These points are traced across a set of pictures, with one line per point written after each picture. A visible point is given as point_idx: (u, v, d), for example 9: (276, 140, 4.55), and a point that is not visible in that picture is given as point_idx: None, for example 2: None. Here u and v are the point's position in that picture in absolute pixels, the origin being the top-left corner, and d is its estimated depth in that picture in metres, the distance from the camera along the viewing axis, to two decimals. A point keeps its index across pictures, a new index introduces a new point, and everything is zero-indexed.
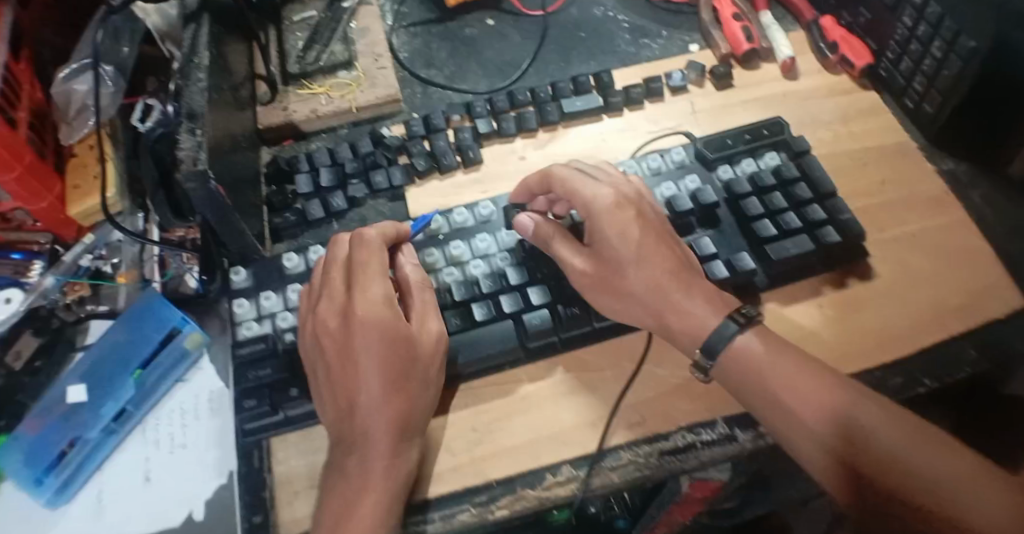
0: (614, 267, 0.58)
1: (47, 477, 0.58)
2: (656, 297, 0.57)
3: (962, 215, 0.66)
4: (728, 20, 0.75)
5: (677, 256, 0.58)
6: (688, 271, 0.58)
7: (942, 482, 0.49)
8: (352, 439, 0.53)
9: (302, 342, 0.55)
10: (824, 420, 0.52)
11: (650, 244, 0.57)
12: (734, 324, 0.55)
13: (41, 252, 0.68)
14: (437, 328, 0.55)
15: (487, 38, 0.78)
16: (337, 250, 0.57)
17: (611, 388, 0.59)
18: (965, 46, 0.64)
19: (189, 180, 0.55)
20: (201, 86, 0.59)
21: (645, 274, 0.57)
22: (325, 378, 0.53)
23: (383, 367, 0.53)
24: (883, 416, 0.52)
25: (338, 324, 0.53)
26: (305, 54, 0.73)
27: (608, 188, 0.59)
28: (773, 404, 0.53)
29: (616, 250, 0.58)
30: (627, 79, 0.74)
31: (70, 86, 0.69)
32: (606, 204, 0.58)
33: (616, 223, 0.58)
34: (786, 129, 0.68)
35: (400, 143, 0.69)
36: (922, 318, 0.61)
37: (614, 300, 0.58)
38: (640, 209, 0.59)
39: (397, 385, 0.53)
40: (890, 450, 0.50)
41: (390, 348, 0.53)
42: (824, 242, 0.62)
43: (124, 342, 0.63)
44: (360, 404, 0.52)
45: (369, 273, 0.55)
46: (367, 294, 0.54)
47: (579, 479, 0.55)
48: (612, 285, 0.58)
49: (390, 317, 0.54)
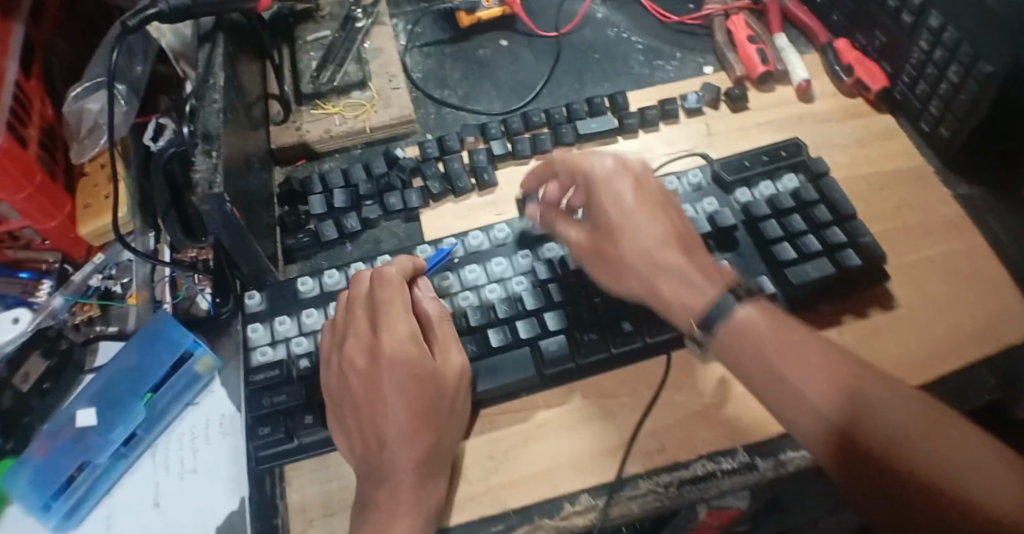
0: (608, 237, 0.57)
1: (55, 501, 0.57)
2: (647, 266, 0.55)
3: (979, 240, 0.66)
4: (743, 43, 0.75)
5: (678, 228, 0.57)
6: (688, 247, 0.56)
7: (961, 470, 0.45)
8: (378, 474, 0.52)
9: (325, 379, 0.55)
10: (834, 405, 0.48)
11: (649, 213, 0.57)
12: (732, 296, 0.53)
13: (50, 271, 0.67)
14: (460, 362, 0.55)
15: (501, 59, 0.78)
16: (359, 286, 0.57)
17: (629, 414, 0.58)
18: (982, 70, 0.64)
19: (204, 202, 0.54)
20: (217, 107, 0.59)
21: (636, 241, 0.56)
22: (353, 416, 0.53)
23: (412, 404, 0.53)
24: (898, 400, 0.48)
25: (366, 363, 0.54)
26: (319, 74, 0.73)
27: (610, 158, 0.59)
28: (781, 390, 0.50)
29: (609, 219, 0.57)
30: (642, 101, 0.73)
31: (84, 105, 0.67)
32: (606, 174, 0.58)
33: (612, 190, 0.57)
34: (804, 151, 0.68)
35: (414, 165, 0.68)
36: (942, 344, 0.61)
37: (612, 272, 0.57)
38: (640, 179, 0.58)
39: (426, 420, 0.53)
40: (905, 436, 0.46)
41: (419, 384, 0.53)
42: (845, 266, 0.61)
43: (136, 365, 0.62)
44: (389, 440, 0.52)
45: (394, 309, 0.55)
46: (394, 332, 0.54)
47: (598, 508, 0.54)
48: (607, 256, 0.57)
49: (417, 354, 0.54)
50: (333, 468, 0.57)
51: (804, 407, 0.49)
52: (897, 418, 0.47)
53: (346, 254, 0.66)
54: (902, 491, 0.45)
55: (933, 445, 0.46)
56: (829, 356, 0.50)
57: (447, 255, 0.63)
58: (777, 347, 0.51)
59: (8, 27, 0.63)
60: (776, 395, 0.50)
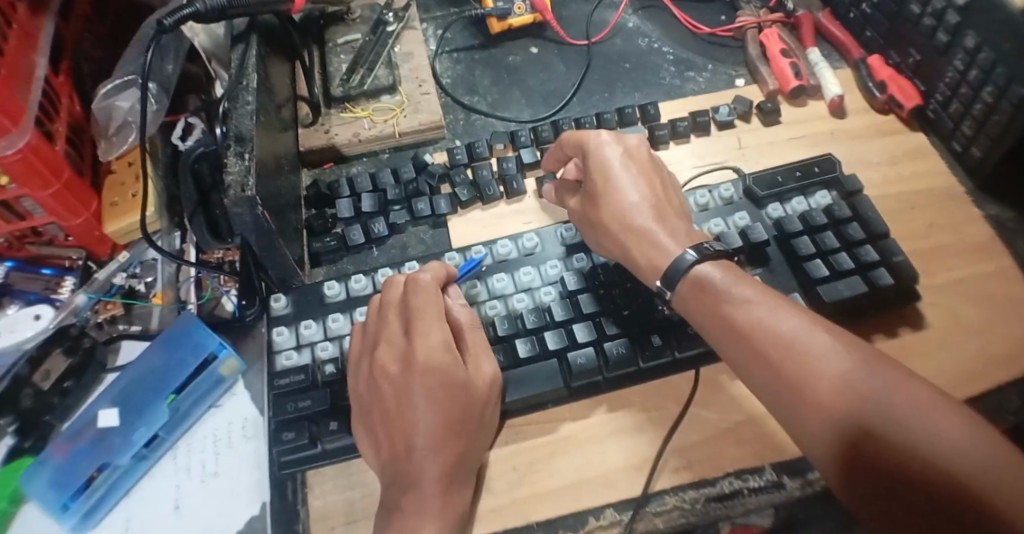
0: (594, 201, 0.60)
1: (74, 502, 0.57)
2: (623, 228, 0.58)
3: (1011, 263, 0.65)
4: (776, 57, 0.74)
5: (661, 196, 0.59)
6: (664, 212, 0.58)
7: (960, 452, 0.42)
8: (403, 480, 0.51)
9: (353, 382, 0.55)
10: (827, 388, 0.46)
11: (633, 182, 0.59)
12: (694, 254, 0.54)
13: (73, 268, 0.66)
14: (491, 371, 0.55)
15: (531, 66, 0.78)
16: (391, 291, 0.57)
17: (656, 430, 0.57)
18: (1017, 93, 0.63)
19: (236, 205, 0.54)
20: (250, 109, 0.59)
21: (615, 203, 0.59)
22: (382, 422, 0.53)
23: (442, 412, 0.52)
24: (897, 381, 0.45)
25: (398, 370, 0.53)
26: (350, 77, 0.72)
27: (605, 132, 0.62)
28: (773, 374, 0.48)
29: (594, 183, 0.60)
30: (672, 112, 0.73)
31: (113, 103, 0.67)
32: (600, 146, 0.61)
33: (601, 157, 0.61)
34: (838, 167, 0.67)
35: (443, 171, 0.68)
36: (974, 367, 0.60)
37: (596, 236, 0.60)
38: (630, 151, 0.61)
39: (455, 430, 0.52)
40: (899, 419, 0.44)
41: (450, 392, 0.52)
42: (877, 285, 0.60)
43: (159, 366, 0.62)
44: (416, 447, 0.51)
45: (429, 316, 0.54)
46: (427, 338, 0.54)
47: (622, 523, 0.53)
48: (594, 220, 0.60)
49: (450, 362, 0.53)
50: (356, 475, 0.56)
51: (796, 392, 0.47)
52: (892, 400, 0.44)
53: (373, 259, 0.65)
54: (897, 479, 0.42)
55: (931, 427, 0.43)
56: (821, 336, 0.48)
57: (477, 264, 0.62)
58: (765, 326, 0.49)
59: (38, 23, 0.63)
60: (770, 380, 0.48)
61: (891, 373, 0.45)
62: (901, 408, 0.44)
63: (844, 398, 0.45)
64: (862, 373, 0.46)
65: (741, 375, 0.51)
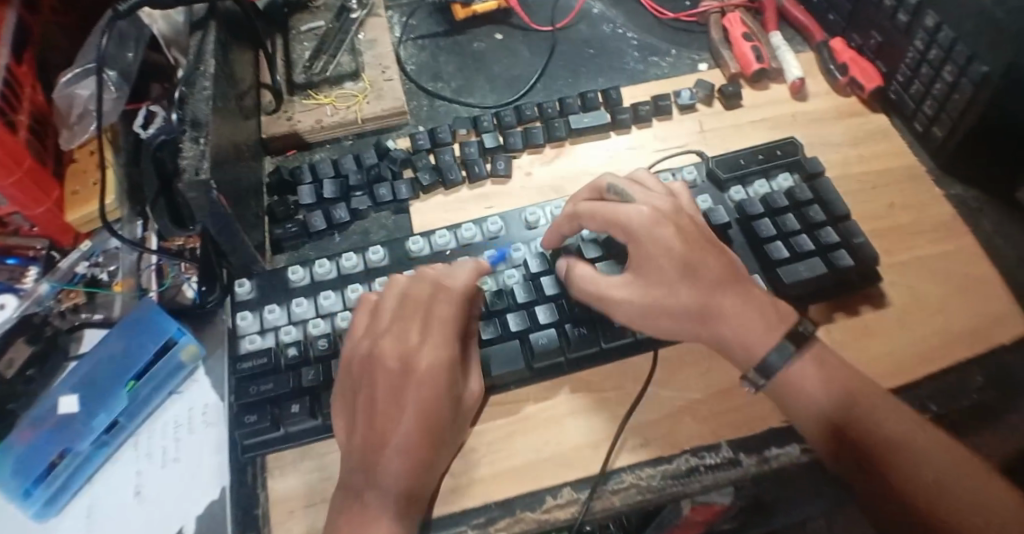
0: (665, 289, 0.54)
1: (37, 488, 0.57)
2: (705, 310, 0.53)
3: (971, 241, 0.65)
4: (738, 41, 0.75)
5: (728, 265, 0.55)
6: (742, 282, 0.55)
7: (959, 491, 0.48)
8: (370, 470, 0.51)
9: (346, 359, 0.55)
10: (852, 401, 0.51)
11: (695, 257, 0.54)
12: (790, 345, 0.53)
13: (37, 258, 0.66)
14: (479, 388, 0.56)
15: (495, 52, 0.78)
16: (416, 287, 0.56)
17: (616, 409, 0.57)
18: (978, 71, 0.64)
19: (190, 189, 0.54)
20: (207, 94, 0.58)
21: (693, 290, 0.53)
22: (365, 411, 0.53)
23: (426, 419, 0.52)
24: (925, 430, 0.50)
25: (398, 367, 0.53)
26: (312, 64, 0.73)
27: (645, 207, 0.56)
28: (812, 385, 0.52)
29: (663, 272, 0.54)
30: (635, 97, 0.73)
31: (74, 91, 0.67)
32: (645, 225, 0.55)
33: (658, 241, 0.54)
34: (800, 149, 0.68)
35: (405, 157, 0.68)
36: (932, 343, 0.60)
37: (670, 322, 0.55)
38: (679, 223, 0.55)
39: (433, 439, 0.52)
40: (898, 436, 0.50)
41: (440, 403, 0.53)
42: (837, 266, 0.61)
43: (120, 351, 0.62)
44: (390, 443, 0.51)
45: (445, 329, 0.55)
46: (432, 342, 0.54)
47: (580, 501, 0.54)
48: (665, 310, 0.54)
49: (448, 372, 0.53)
50: (315, 459, 0.56)
51: (825, 397, 0.51)
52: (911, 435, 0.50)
53: (335, 245, 0.65)
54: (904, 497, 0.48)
55: (921, 444, 0.50)
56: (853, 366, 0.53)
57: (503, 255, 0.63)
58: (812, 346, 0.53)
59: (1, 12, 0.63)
60: (788, 394, 0.52)
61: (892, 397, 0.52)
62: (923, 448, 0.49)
63: (869, 415, 0.50)
64: (868, 396, 0.51)
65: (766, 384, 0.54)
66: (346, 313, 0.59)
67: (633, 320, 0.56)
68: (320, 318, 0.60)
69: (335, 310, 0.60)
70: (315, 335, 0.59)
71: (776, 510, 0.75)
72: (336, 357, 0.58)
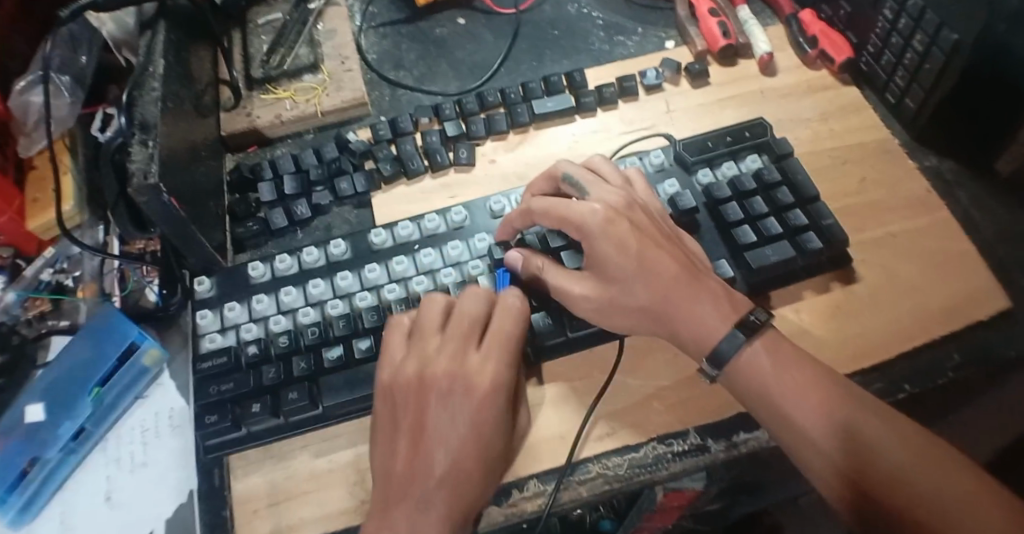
0: (619, 288, 0.54)
1: (11, 495, 0.56)
2: (660, 304, 0.53)
3: (946, 216, 0.64)
4: (704, 16, 0.73)
5: (683, 259, 0.54)
6: (698, 275, 0.54)
7: (933, 481, 0.46)
8: (408, 502, 0.48)
9: (388, 380, 0.53)
10: (817, 400, 0.49)
11: (649, 253, 0.53)
12: (741, 334, 0.51)
13: (2, 267, 0.65)
14: (525, 419, 0.55)
15: (458, 38, 0.77)
16: (471, 305, 0.54)
17: (582, 398, 0.57)
18: (948, 39, 0.62)
19: (140, 194, 0.53)
20: (155, 96, 0.57)
21: (647, 284, 0.53)
22: (411, 435, 0.50)
23: (477, 444, 0.50)
24: (888, 421, 0.49)
25: (451, 386, 0.51)
26: (269, 57, 0.71)
27: (599, 204, 0.55)
28: (782, 383, 0.50)
29: (616, 270, 0.53)
30: (601, 78, 0.72)
31: (28, 98, 0.66)
32: (596, 223, 0.54)
33: (613, 239, 0.53)
34: (769, 131, 0.66)
35: (365, 148, 0.67)
36: (905, 323, 0.59)
37: (626, 318, 0.55)
38: (635, 221, 0.54)
39: (480, 471, 0.50)
40: (854, 426, 0.48)
41: (493, 427, 0.51)
42: (806, 249, 0.60)
43: (83, 359, 0.61)
44: (436, 471, 0.49)
45: (503, 345, 0.53)
46: (494, 356, 0.52)
47: (547, 493, 0.53)
48: (620, 305, 0.54)
49: (508, 389, 0.52)
50: (279, 458, 0.55)
51: (794, 398, 0.50)
52: (874, 426, 0.48)
53: (297, 241, 0.64)
54: (880, 496, 0.46)
55: (883, 433, 0.48)
56: (814, 364, 0.52)
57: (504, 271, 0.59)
58: (775, 343, 0.52)
59: None
60: (745, 384, 0.51)
61: (849, 387, 0.51)
62: (888, 440, 0.48)
63: (832, 411, 0.49)
64: (828, 385, 0.50)
65: (729, 383, 0.53)
66: (309, 309, 0.58)
67: (588, 314, 0.56)
68: (282, 314, 0.59)
69: (297, 306, 0.59)
70: (276, 332, 0.58)
71: (759, 489, 0.75)
72: (296, 353, 0.57)
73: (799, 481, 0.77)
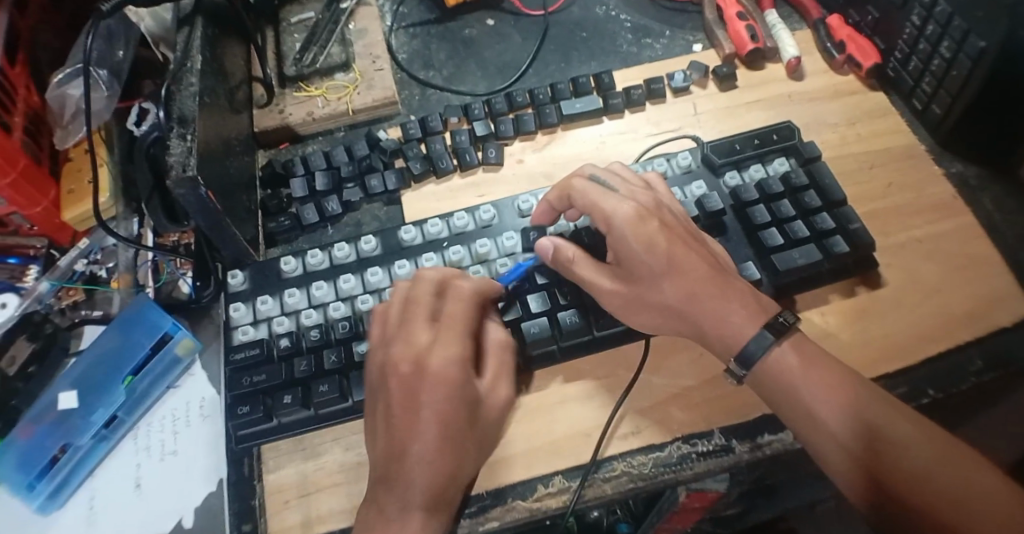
0: (646, 284, 0.54)
1: (40, 482, 0.58)
2: (687, 304, 0.53)
3: (970, 221, 0.64)
4: (732, 20, 0.73)
5: (709, 260, 0.54)
6: (725, 275, 0.54)
7: (952, 481, 0.46)
8: (394, 483, 0.49)
9: (370, 371, 0.53)
10: (838, 400, 0.50)
11: (678, 252, 0.53)
12: (769, 335, 0.52)
13: (37, 256, 0.67)
14: (506, 394, 0.54)
15: (487, 38, 0.78)
16: (420, 290, 0.54)
17: (607, 397, 0.57)
18: (975, 46, 0.62)
19: (178, 186, 0.54)
20: (193, 91, 0.58)
21: (674, 280, 0.53)
22: (384, 419, 0.50)
23: (444, 424, 0.50)
24: (912, 424, 0.49)
25: (410, 371, 0.51)
26: (302, 56, 0.73)
27: (630, 201, 0.55)
28: (800, 382, 0.51)
29: (644, 266, 0.54)
30: (628, 79, 0.73)
31: (65, 91, 0.67)
32: (627, 218, 0.54)
33: (643, 237, 0.54)
34: (796, 134, 0.66)
35: (396, 147, 0.68)
36: (930, 327, 0.59)
37: (651, 316, 0.55)
38: (665, 220, 0.55)
39: (451, 442, 0.50)
40: (879, 426, 0.49)
41: (458, 404, 0.50)
42: (833, 252, 0.60)
43: (116, 348, 0.62)
44: (412, 451, 0.49)
45: (455, 327, 0.52)
46: (445, 341, 0.52)
47: (571, 490, 0.54)
48: (646, 302, 0.54)
49: (461, 370, 0.51)
50: (309, 451, 0.56)
51: (813, 398, 0.50)
52: (900, 429, 0.49)
53: (328, 237, 0.65)
54: (899, 497, 0.47)
55: (909, 434, 0.48)
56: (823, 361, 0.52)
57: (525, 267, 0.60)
58: (799, 346, 0.52)
59: None
60: (771, 385, 0.52)
61: (881, 391, 0.51)
62: (912, 442, 0.48)
63: (854, 411, 0.49)
64: (856, 387, 0.50)
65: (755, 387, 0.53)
66: (339, 303, 0.59)
67: (614, 308, 0.56)
68: (313, 308, 0.60)
69: (327, 300, 0.60)
70: (307, 326, 0.59)
71: (780, 493, 0.75)
72: (327, 347, 0.58)
73: (818, 486, 0.77)
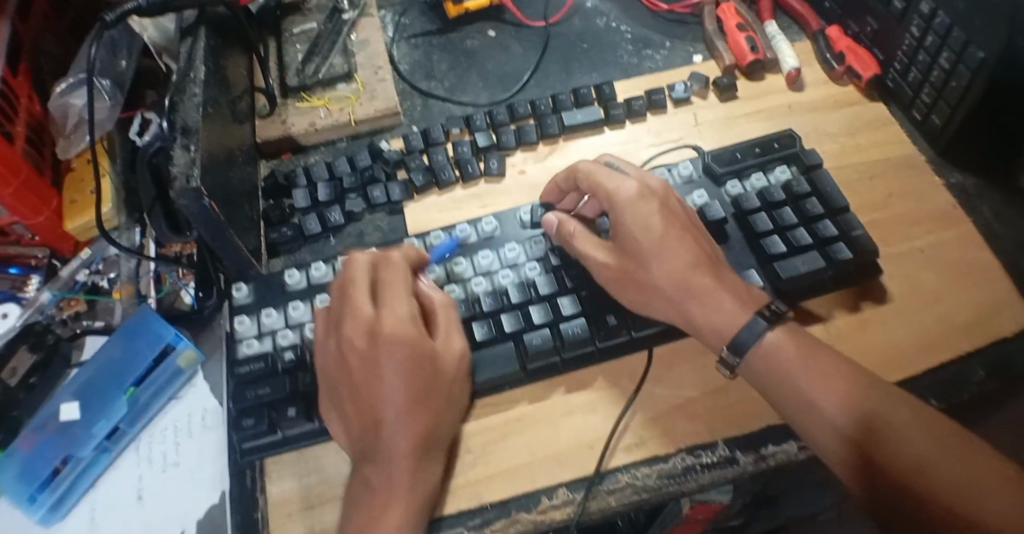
0: (637, 260, 0.56)
1: (42, 494, 0.57)
2: (678, 290, 0.54)
3: (970, 230, 0.64)
4: (732, 31, 0.74)
5: (703, 250, 0.56)
6: (718, 268, 0.55)
7: (959, 470, 0.46)
8: (376, 455, 0.51)
9: (319, 359, 0.54)
10: (822, 384, 0.50)
11: (673, 235, 0.55)
12: (762, 320, 0.52)
13: (39, 267, 0.67)
14: (460, 344, 0.55)
15: (488, 49, 0.78)
16: (353, 270, 0.55)
17: (611, 409, 0.57)
18: (974, 57, 0.63)
19: (182, 197, 0.54)
20: (197, 101, 0.57)
21: (665, 261, 0.55)
22: (350, 396, 0.53)
23: (411, 384, 0.52)
24: (911, 411, 0.49)
25: (365, 343, 0.52)
26: (304, 66, 0.72)
27: (632, 181, 0.58)
28: (779, 372, 0.52)
29: (637, 243, 0.56)
30: (629, 90, 0.73)
31: (68, 101, 0.67)
32: (628, 196, 0.57)
33: (641, 214, 0.56)
34: (797, 143, 0.67)
35: (398, 158, 0.68)
36: (931, 337, 0.59)
37: (637, 293, 0.56)
38: (665, 204, 0.57)
39: (421, 400, 0.52)
40: (878, 415, 0.49)
41: (418, 363, 0.52)
42: (835, 258, 0.60)
43: (118, 359, 0.62)
44: (387, 419, 0.51)
45: (396, 290, 0.55)
46: (391, 309, 0.54)
47: (575, 502, 0.54)
48: (635, 279, 0.56)
49: (413, 330, 0.53)
50: (312, 462, 0.56)
51: (787, 383, 0.51)
52: (901, 418, 0.49)
53: (330, 247, 0.65)
54: (903, 485, 0.47)
55: (911, 423, 0.48)
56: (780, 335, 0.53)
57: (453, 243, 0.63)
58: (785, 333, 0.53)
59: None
60: (762, 373, 0.52)
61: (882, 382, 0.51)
62: (912, 429, 0.48)
63: (845, 397, 0.50)
64: (852, 376, 0.50)
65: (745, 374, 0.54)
66: None
67: (605, 282, 0.58)
68: None
69: None
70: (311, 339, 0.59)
71: (782, 503, 0.75)
72: None
73: (821, 495, 0.76)
